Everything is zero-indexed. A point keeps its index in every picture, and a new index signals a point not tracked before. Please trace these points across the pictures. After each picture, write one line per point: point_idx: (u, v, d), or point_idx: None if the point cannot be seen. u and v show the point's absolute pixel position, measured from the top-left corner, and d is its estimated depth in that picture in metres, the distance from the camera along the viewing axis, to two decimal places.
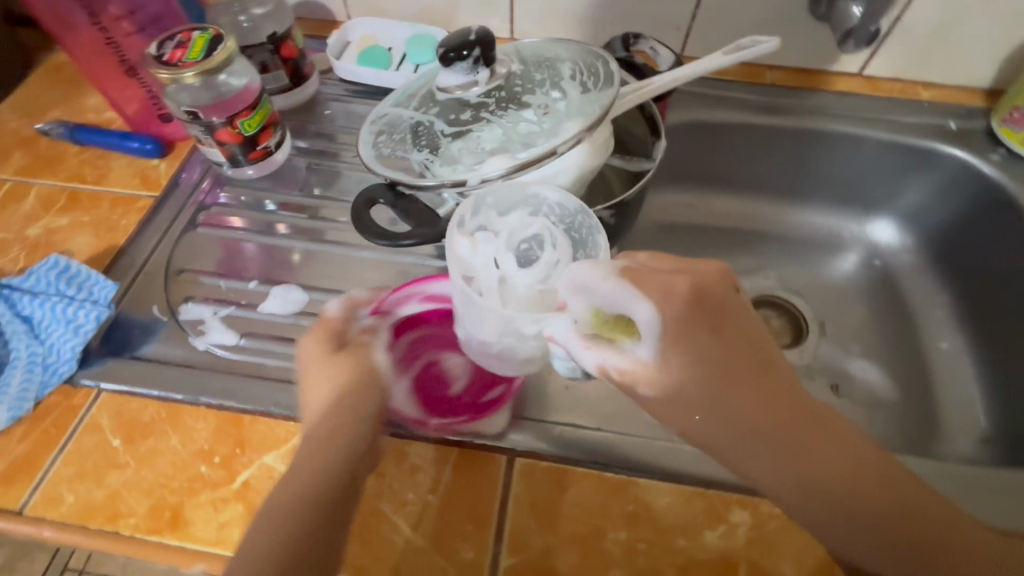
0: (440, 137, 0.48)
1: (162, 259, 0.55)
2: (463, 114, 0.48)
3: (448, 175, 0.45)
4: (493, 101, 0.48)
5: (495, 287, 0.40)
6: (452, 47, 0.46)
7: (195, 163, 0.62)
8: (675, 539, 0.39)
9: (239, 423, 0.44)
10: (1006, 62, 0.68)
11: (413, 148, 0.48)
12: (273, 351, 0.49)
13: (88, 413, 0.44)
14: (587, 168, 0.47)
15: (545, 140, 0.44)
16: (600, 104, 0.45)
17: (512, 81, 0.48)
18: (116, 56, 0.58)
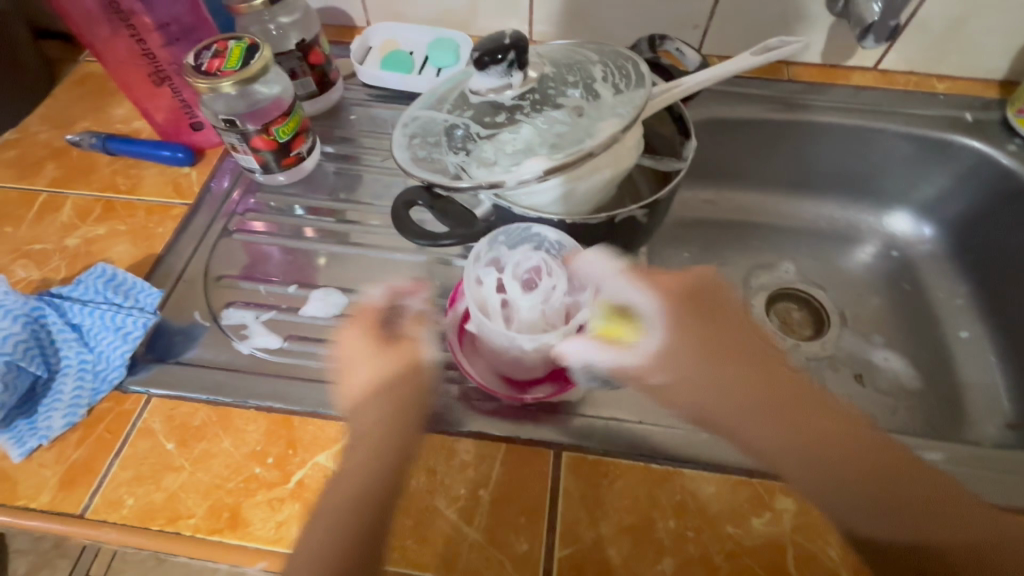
0: (475, 140, 0.49)
1: (201, 266, 0.56)
2: (497, 117, 0.49)
3: (485, 176, 0.45)
4: (527, 104, 0.49)
5: (499, 309, 0.44)
6: (488, 50, 0.47)
7: (226, 171, 0.63)
8: (721, 526, 0.40)
9: (289, 424, 0.45)
10: (1020, 53, 0.69)
11: (448, 151, 0.49)
12: (316, 354, 0.50)
13: (141, 418, 0.45)
14: (621, 168, 0.48)
15: (582, 140, 0.45)
16: (634, 105, 0.46)
17: (544, 84, 0.49)
18: (150, 66, 0.59)
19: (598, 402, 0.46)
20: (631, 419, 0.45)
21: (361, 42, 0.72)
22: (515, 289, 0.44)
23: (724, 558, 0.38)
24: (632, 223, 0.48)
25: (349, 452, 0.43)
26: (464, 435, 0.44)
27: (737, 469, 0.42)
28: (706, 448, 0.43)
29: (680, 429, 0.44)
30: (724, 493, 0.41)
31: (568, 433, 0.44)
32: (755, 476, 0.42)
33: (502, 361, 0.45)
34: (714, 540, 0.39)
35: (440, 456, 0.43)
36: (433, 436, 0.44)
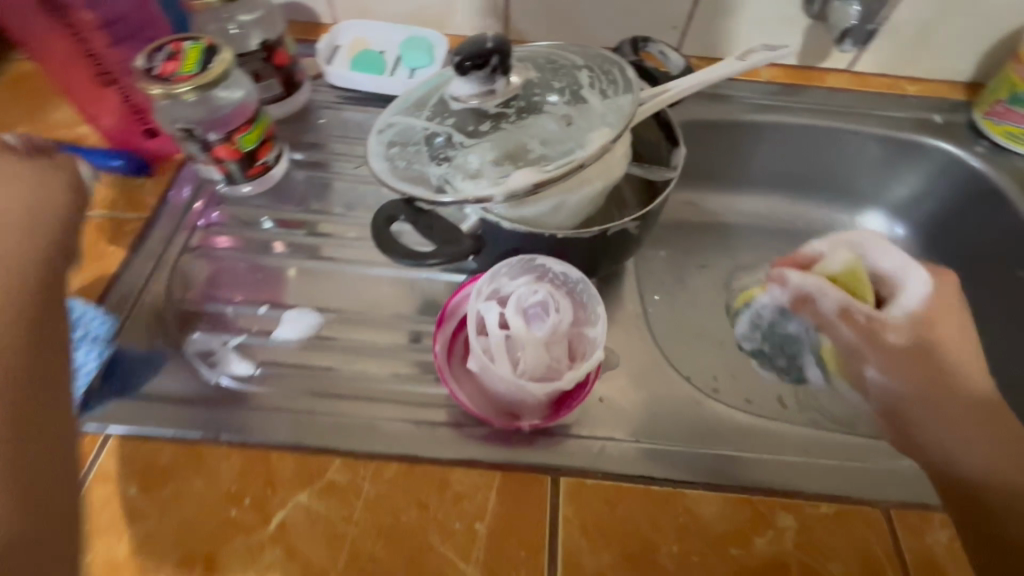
0: (458, 148, 0.46)
1: (160, 288, 0.52)
2: (481, 124, 0.46)
3: (471, 187, 0.43)
4: (511, 110, 0.46)
5: (505, 349, 0.40)
6: (468, 53, 0.44)
7: (184, 181, 0.58)
8: (725, 547, 0.39)
9: (266, 460, 0.41)
10: (985, 57, 0.70)
11: (429, 160, 0.46)
12: (293, 380, 0.47)
13: (97, 461, 0.41)
14: (612, 177, 0.46)
15: (571, 149, 0.43)
16: (623, 111, 0.44)
17: (529, 89, 0.47)
18: (94, 68, 0.54)
19: (595, 422, 0.45)
20: (628, 438, 0.44)
21: (328, 43, 0.68)
22: (519, 321, 0.41)
23: None
24: (624, 235, 0.47)
25: (334, 488, 0.40)
26: (457, 464, 0.42)
27: (737, 487, 0.41)
28: (706, 466, 0.42)
29: (678, 447, 0.44)
30: (727, 513, 0.40)
31: (565, 456, 0.42)
32: (755, 493, 0.41)
33: (502, 395, 0.42)
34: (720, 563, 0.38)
35: (432, 488, 0.40)
36: (423, 466, 0.41)
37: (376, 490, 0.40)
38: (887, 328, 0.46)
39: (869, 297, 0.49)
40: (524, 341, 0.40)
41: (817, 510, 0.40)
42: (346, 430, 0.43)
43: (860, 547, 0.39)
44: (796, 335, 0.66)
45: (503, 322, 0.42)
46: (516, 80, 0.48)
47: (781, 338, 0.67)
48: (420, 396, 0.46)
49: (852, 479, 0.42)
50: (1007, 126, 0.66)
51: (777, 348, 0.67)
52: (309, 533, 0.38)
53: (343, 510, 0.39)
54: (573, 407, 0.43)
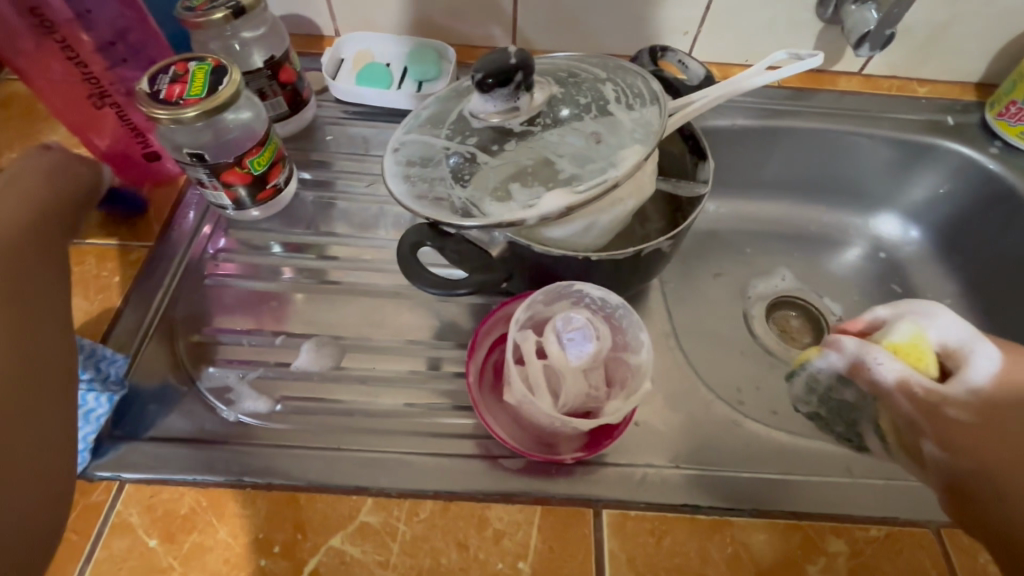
0: (482, 170, 0.44)
1: (170, 321, 0.49)
2: (505, 143, 0.45)
3: (501, 211, 0.41)
4: (535, 128, 0.45)
5: (544, 378, 0.39)
6: (490, 70, 0.42)
7: (190, 206, 0.56)
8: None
9: (294, 503, 0.39)
10: (995, 57, 0.70)
11: (453, 182, 0.44)
12: (316, 414, 0.45)
13: (113, 511, 0.39)
14: (642, 195, 0.45)
15: (603, 170, 0.41)
16: (654, 127, 0.43)
17: (554, 106, 0.45)
18: (93, 91, 0.51)
19: (632, 448, 0.43)
20: (667, 463, 0.43)
21: (332, 57, 0.66)
22: (558, 350, 0.40)
23: None
24: (657, 254, 0.45)
25: (367, 531, 0.38)
26: (495, 500, 0.40)
27: (784, 512, 0.40)
28: (750, 491, 0.41)
29: (720, 471, 0.42)
30: (777, 541, 0.39)
31: (606, 487, 0.41)
32: (803, 518, 0.40)
33: (541, 426, 0.41)
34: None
35: (471, 526, 0.39)
36: (460, 503, 0.40)
37: (412, 531, 0.38)
38: (948, 402, 0.40)
39: (932, 368, 0.43)
40: (563, 372, 0.39)
41: (867, 533, 0.39)
42: (376, 467, 0.41)
43: (912, 570, 0.38)
44: (858, 404, 0.47)
45: (541, 351, 0.40)
46: (538, 95, 0.46)
47: (841, 406, 0.49)
48: (449, 427, 0.45)
49: (899, 499, 0.41)
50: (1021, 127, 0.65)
51: (834, 415, 0.50)
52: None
53: (379, 554, 0.37)
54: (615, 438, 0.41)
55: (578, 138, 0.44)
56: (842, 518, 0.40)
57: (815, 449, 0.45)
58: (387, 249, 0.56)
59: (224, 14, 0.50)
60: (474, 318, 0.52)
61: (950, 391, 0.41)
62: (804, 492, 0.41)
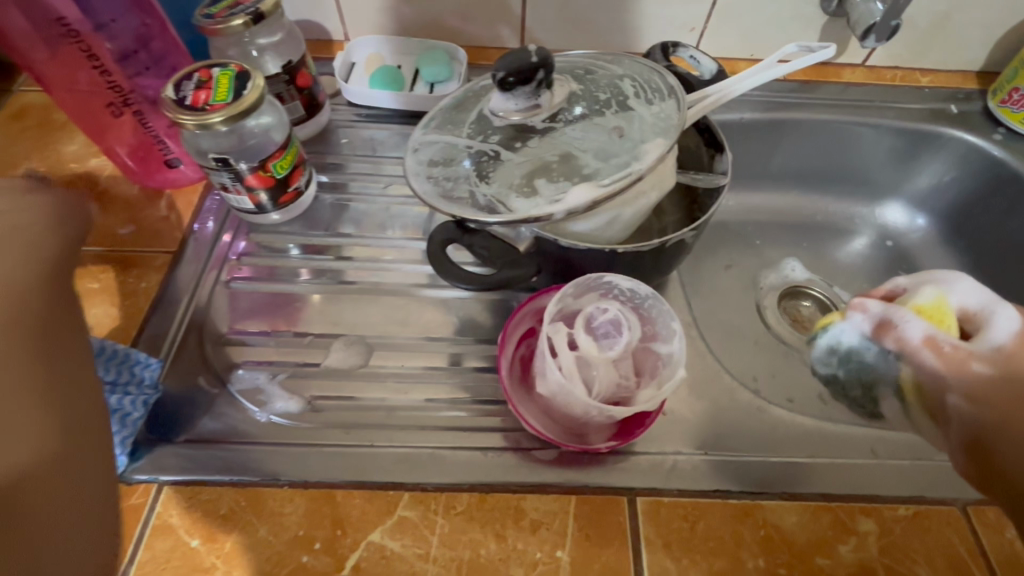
0: (505, 167, 0.45)
1: (196, 325, 0.50)
2: (527, 140, 0.45)
3: (527, 206, 0.42)
4: (557, 125, 0.45)
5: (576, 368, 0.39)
6: (511, 69, 0.43)
7: (210, 212, 0.56)
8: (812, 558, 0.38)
9: (332, 501, 0.40)
10: (996, 46, 0.71)
11: (476, 180, 0.45)
12: (346, 413, 0.45)
13: (153, 513, 0.39)
14: (664, 187, 0.45)
15: (626, 163, 0.42)
16: (674, 120, 0.44)
17: (574, 103, 0.46)
18: (116, 99, 0.52)
19: (663, 436, 0.44)
20: (695, 450, 0.43)
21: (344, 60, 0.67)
22: (589, 341, 0.40)
23: None
24: (680, 246, 0.45)
25: (406, 526, 0.39)
26: (531, 490, 0.40)
27: (814, 494, 0.41)
28: (780, 475, 0.42)
29: (748, 456, 0.43)
30: (808, 523, 0.39)
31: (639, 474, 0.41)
32: (832, 499, 0.41)
33: (572, 417, 0.42)
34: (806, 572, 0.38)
35: (508, 518, 0.39)
36: (496, 496, 0.40)
37: (451, 525, 0.39)
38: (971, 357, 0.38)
39: (954, 330, 0.41)
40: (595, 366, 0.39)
41: (896, 512, 0.40)
42: (410, 462, 0.42)
43: (942, 547, 0.39)
44: (877, 365, 0.46)
45: (571, 342, 0.41)
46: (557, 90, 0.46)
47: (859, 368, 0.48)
48: (478, 422, 0.45)
49: (924, 478, 0.42)
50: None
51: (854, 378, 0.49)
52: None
53: (419, 548, 0.38)
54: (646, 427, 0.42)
55: (599, 133, 0.45)
56: (870, 498, 0.41)
57: (839, 433, 0.46)
58: (407, 249, 0.57)
59: (243, 20, 0.50)
60: (495, 315, 0.53)
61: (975, 348, 0.39)
62: (832, 475, 0.42)
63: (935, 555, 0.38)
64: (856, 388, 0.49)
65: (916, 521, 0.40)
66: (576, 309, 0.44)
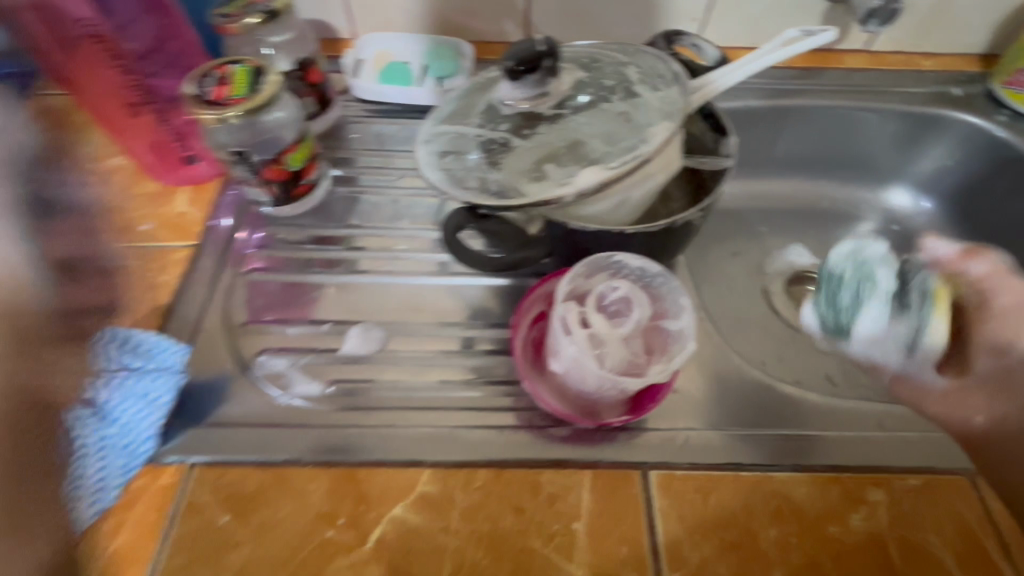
0: (515, 154, 0.46)
1: (218, 314, 0.51)
2: (536, 128, 0.47)
3: (537, 191, 0.43)
4: (564, 113, 0.47)
5: (589, 344, 0.41)
6: (518, 59, 0.44)
7: (227, 207, 0.58)
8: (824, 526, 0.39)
9: (355, 478, 0.41)
10: (998, 28, 0.72)
11: (488, 166, 0.46)
12: (365, 396, 0.47)
13: (184, 492, 0.41)
14: (671, 170, 0.46)
15: (633, 145, 0.43)
16: (679, 104, 0.45)
17: (580, 91, 0.48)
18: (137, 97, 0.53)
19: (674, 413, 0.45)
20: (706, 425, 0.45)
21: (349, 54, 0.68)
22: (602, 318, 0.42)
23: (831, 558, 0.38)
24: (688, 227, 0.46)
25: (427, 501, 0.40)
26: (547, 466, 0.42)
27: (824, 467, 0.42)
28: (789, 448, 0.43)
29: (758, 431, 0.44)
30: (819, 493, 0.40)
31: (652, 449, 0.42)
32: (842, 471, 0.42)
33: (586, 393, 0.43)
34: (818, 540, 0.39)
35: (527, 492, 0.40)
36: (514, 471, 0.41)
37: (470, 499, 0.40)
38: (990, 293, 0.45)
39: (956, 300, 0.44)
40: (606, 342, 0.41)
41: (905, 482, 0.41)
42: (429, 441, 0.43)
43: (951, 515, 0.40)
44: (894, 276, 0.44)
45: (584, 320, 0.42)
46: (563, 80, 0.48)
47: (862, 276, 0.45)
48: (493, 401, 0.46)
49: (932, 450, 0.43)
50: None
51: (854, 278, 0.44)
52: (411, 548, 0.38)
53: (441, 521, 0.39)
54: (657, 402, 0.43)
55: (606, 119, 0.46)
56: (880, 469, 0.42)
57: (847, 408, 0.46)
58: (419, 239, 0.58)
59: (258, 18, 0.52)
60: (507, 301, 0.54)
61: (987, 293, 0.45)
62: (841, 448, 0.43)
63: (945, 523, 0.39)
64: (846, 291, 0.44)
65: (925, 490, 0.41)
66: (587, 289, 0.45)
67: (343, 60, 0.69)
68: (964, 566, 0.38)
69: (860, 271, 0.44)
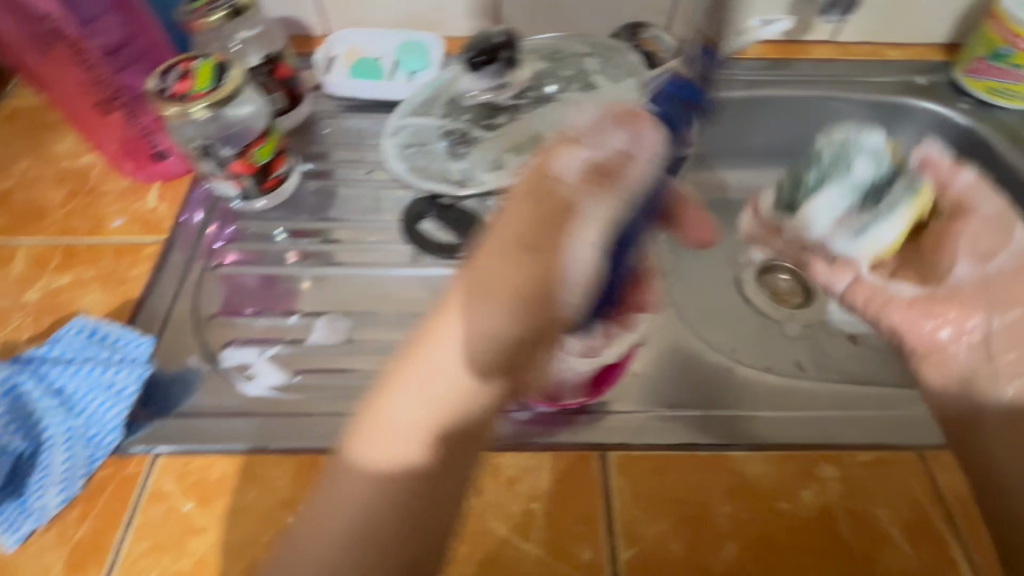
0: (476, 145, 0.48)
1: (187, 308, 0.52)
2: (497, 119, 0.48)
3: (496, 181, 0.45)
4: (522, 102, 0.48)
5: None
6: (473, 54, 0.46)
7: (198, 203, 0.58)
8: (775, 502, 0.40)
9: (318, 464, 0.42)
10: (961, 17, 0.73)
11: (450, 157, 0.48)
12: (330, 385, 0.48)
13: (149, 481, 0.41)
14: None
15: None
16: (635, 94, 0.46)
17: (540, 81, 0.49)
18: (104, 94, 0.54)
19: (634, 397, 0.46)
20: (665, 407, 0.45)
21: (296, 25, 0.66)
22: None
23: (784, 534, 0.39)
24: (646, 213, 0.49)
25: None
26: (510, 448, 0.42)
27: (778, 445, 0.43)
28: (746, 427, 0.44)
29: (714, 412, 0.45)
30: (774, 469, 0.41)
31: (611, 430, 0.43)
32: (796, 449, 0.42)
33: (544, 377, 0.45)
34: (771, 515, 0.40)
35: (489, 475, 0.41)
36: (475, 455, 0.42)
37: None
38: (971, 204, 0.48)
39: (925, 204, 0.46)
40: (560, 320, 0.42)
41: (856, 458, 0.42)
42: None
43: (900, 489, 0.41)
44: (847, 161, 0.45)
45: None
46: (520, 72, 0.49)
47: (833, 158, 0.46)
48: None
49: (884, 427, 0.44)
50: (987, 82, 0.69)
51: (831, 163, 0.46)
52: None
53: None
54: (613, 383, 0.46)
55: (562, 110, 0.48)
56: (832, 447, 0.43)
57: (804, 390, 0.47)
58: (388, 232, 0.59)
59: (224, 14, 0.53)
60: None
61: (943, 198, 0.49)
62: (794, 426, 0.44)
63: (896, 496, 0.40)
64: (812, 172, 0.47)
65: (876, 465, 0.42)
66: None
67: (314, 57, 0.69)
68: (911, 537, 0.39)
69: (838, 157, 0.45)
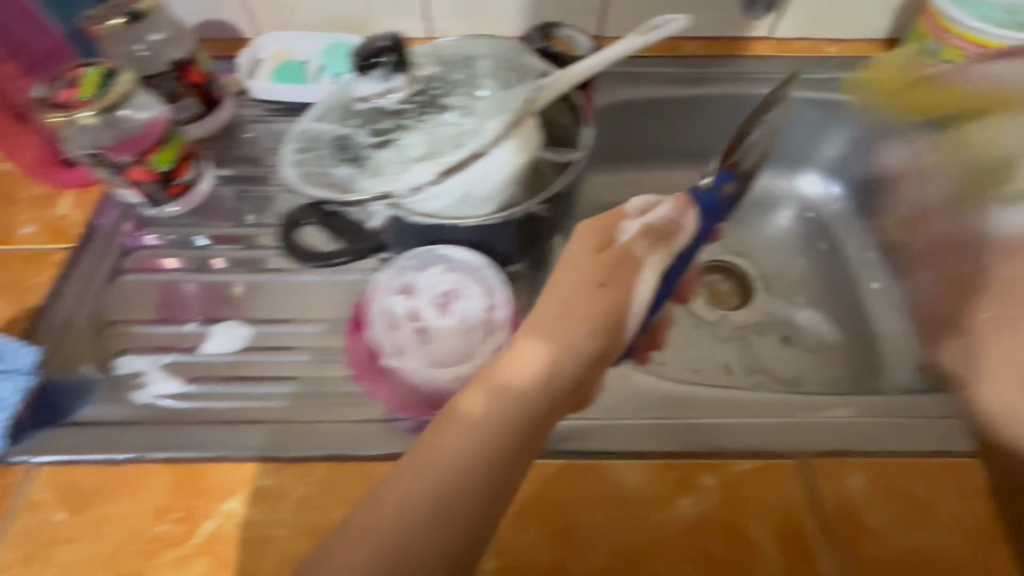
0: (364, 149, 0.48)
1: (88, 316, 0.52)
2: (385, 122, 0.48)
3: (377, 185, 0.45)
4: (409, 106, 0.48)
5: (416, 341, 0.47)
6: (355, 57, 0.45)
7: (111, 207, 0.58)
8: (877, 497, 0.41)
9: (195, 474, 0.42)
10: (899, 12, 0.71)
11: (338, 161, 0.48)
12: (223, 394, 0.47)
13: (26, 491, 0.41)
14: (517, 165, 0.46)
15: (469, 140, 0.45)
16: (519, 101, 0.46)
17: (431, 85, 0.50)
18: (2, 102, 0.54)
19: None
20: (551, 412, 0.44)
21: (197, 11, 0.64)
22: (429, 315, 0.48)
23: (653, 544, 0.38)
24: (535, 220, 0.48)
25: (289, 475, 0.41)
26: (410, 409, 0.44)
27: (659, 454, 0.42)
28: (630, 433, 0.43)
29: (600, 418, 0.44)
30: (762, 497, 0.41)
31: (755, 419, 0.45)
32: (677, 458, 0.42)
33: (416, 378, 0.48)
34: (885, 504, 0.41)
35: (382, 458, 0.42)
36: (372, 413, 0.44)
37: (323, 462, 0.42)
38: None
39: None
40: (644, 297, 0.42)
41: (738, 467, 0.41)
42: (271, 436, 0.43)
43: (777, 499, 0.40)
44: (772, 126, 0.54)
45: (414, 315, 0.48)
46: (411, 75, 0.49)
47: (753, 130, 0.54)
48: (344, 396, 0.47)
49: (771, 436, 0.43)
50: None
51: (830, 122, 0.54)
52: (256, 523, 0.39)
53: (272, 514, 0.40)
54: None
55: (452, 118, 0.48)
56: (714, 455, 0.42)
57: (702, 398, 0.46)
58: None
59: (121, 20, 0.53)
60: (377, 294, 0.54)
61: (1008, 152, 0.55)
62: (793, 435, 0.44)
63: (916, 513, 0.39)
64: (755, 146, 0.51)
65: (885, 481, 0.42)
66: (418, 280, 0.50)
67: (239, 60, 0.69)
68: (782, 547, 0.38)
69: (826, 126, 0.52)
